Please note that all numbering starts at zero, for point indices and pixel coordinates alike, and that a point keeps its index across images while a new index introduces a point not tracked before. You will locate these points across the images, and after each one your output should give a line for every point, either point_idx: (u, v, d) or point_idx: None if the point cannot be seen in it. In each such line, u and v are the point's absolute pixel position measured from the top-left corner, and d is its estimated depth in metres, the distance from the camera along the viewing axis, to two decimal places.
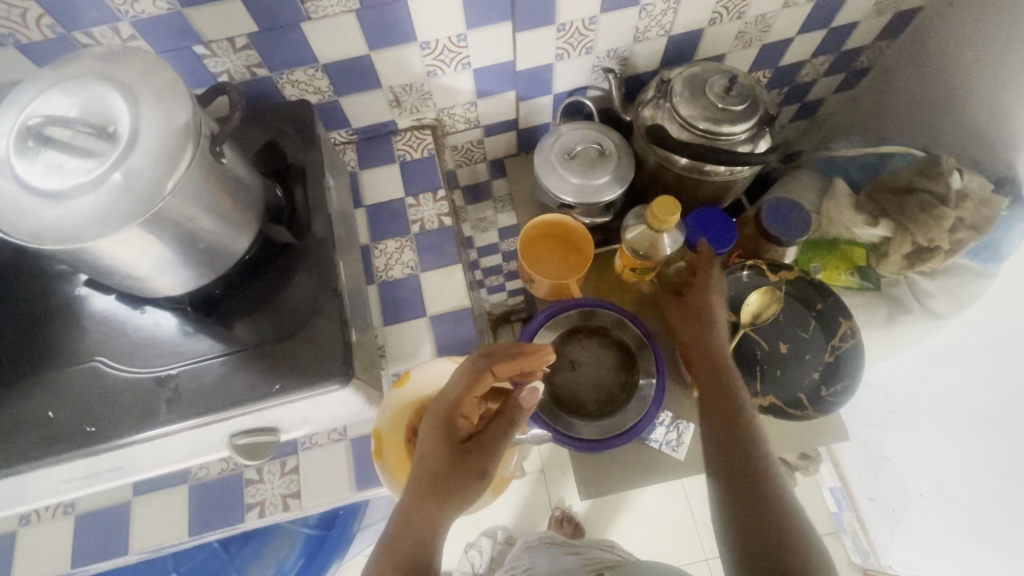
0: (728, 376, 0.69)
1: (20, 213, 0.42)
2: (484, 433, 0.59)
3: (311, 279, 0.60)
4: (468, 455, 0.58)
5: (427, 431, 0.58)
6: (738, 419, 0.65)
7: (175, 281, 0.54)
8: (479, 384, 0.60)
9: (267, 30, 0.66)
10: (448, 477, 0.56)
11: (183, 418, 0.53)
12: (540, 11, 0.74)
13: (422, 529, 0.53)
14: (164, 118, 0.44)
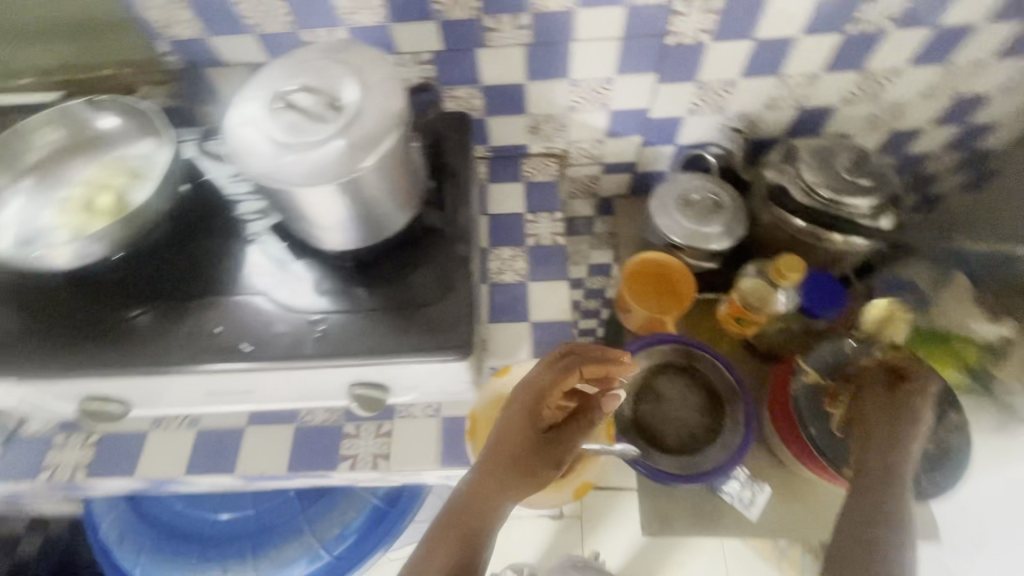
0: (903, 408, 0.64)
1: (256, 154, 0.52)
2: (564, 426, 0.64)
3: (449, 259, 0.67)
4: (548, 442, 0.63)
5: (510, 418, 0.62)
6: (889, 445, 0.62)
7: (343, 238, 0.62)
8: (568, 380, 0.62)
9: (449, 50, 0.77)
10: (526, 460, 0.61)
11: (322, 357, 0.61)
12: (684, 67, 0.81)
13: (486, 500, 0.59)
14: (380, 101, 0.54)
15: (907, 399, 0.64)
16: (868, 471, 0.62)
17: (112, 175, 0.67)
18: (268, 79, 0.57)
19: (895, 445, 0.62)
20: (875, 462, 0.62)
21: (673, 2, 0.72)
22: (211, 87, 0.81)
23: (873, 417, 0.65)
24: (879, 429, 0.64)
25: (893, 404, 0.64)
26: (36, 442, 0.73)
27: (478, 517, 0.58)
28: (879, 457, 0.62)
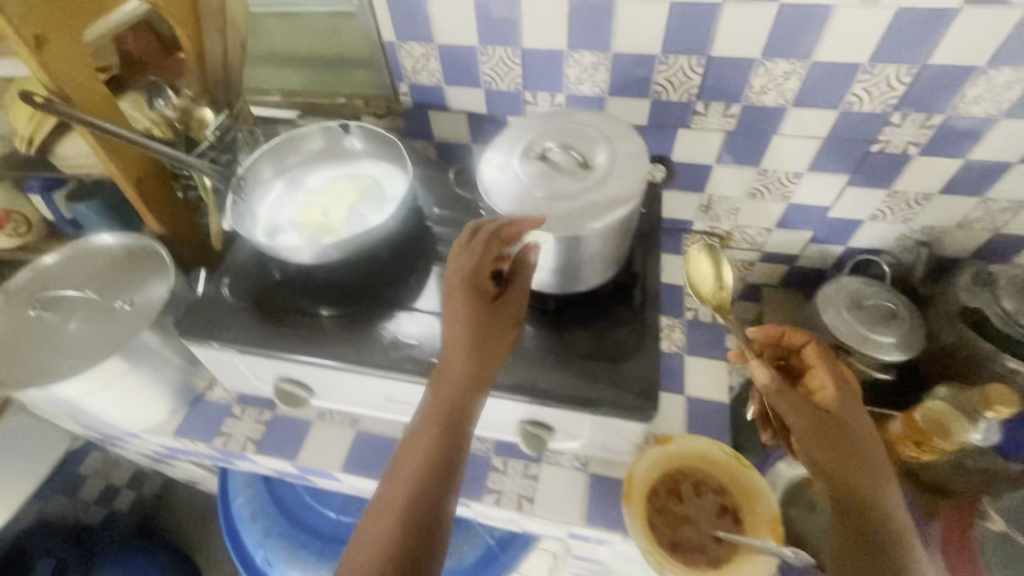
0: (848, 424, 0.59)
1: (505, 189, 0.58)
2: (518, 291, 0.59)
3: (636, 320, 0.68)
4: (497, 309, 0.57)
5: (455, 303, 0.56)
6: (869, 479, 0.57)
7: (547, 282, 0.66)
8: (489, 250, 0.56)
9: (653, 126, 0.82)
10: (479, 347, 0.55)
11: (506, 387, 0.64)
12: (882, 174, 0.81)
13: (466, 407, 0.54)
14: (629, 167, 0.59)
15: (853, 414, 0.60)
16: (865, 519, 0.56)
17: (356, 194, 0.76)
18: (523, 130, 0.64)
19: (887, 486, 0.57)
20: (871, 512, 0.56)
21: (893, 113, 0.73)
22: (427, 126, 0.91)
23: (843, 448, 0.58)
24: (867, 465, 0.57)
25: (851, 425, 0.59)
26: (218, 409, 0.82)
27: (448, 436, 0.53)
28: (867, 495, 0.56)
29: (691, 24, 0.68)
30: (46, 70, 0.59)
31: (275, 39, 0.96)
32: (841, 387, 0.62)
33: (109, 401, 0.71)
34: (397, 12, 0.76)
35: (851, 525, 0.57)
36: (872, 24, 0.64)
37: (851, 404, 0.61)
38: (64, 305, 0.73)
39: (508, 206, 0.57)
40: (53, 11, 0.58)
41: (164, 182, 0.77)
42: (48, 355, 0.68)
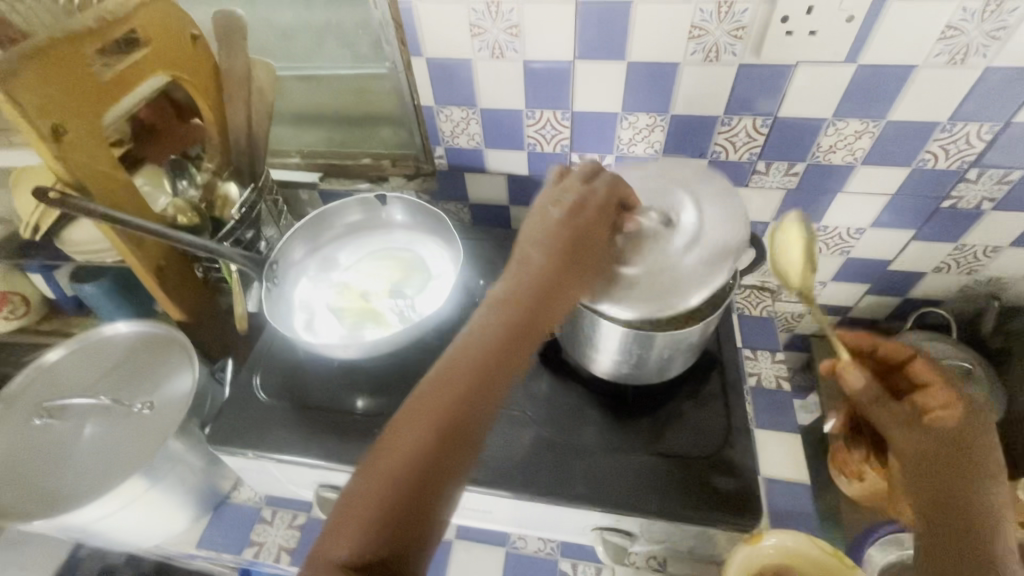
0: (942, 422, 0.48)
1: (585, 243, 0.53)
2: (620, 246, 0.52)
3: (719, 413, 0.64)
4: (598, 243, 0.50)
5: (547, 219, 0.50)
6: (966, 483, 0.46)
7: (625, 374, 0.62)
8: (587, 209, 0.51)
9: None
10: (562, 260, 0.47)
11: (585, 493, 0.58)
12: (951, 229, 0.76)
13: (551, 296, 0.46)
14: (718, 226, 0.55)
15: (959, 415, 0.48)
16: (960, 524, 0.45)
17: (400, 273, 0.71)
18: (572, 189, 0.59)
19: (990, 489, 0.45)
20: (958, 512, 0.45)
21: (969, 170, 0.68)
22: (462, 189, 0.86)
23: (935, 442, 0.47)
24: (951, 454, 0.47)
25: (961, 426, 0.48)
26: (246, 513, 0.74)
27: (496, 366, 0.42)
28: (955, 494, 0.46)
29: (759, 86, 0.64)
30: (65, 163, 0.53)
31: (294, 101, 0.88)
32: (932, 378, 0.51)
33: (127, 520, 0.63)
34: (437, 76, 0.71)
35: (930, 523, 0.46)
36: (956, 83, 0.60)
37: (941, 393, 0.50)
38: (74, 411, 0.65)
39: (609, 177, 0.54)
40: (69, 99, 0.53)
41: (185, 266, 0.70)
42: (62, 474, 0.61)
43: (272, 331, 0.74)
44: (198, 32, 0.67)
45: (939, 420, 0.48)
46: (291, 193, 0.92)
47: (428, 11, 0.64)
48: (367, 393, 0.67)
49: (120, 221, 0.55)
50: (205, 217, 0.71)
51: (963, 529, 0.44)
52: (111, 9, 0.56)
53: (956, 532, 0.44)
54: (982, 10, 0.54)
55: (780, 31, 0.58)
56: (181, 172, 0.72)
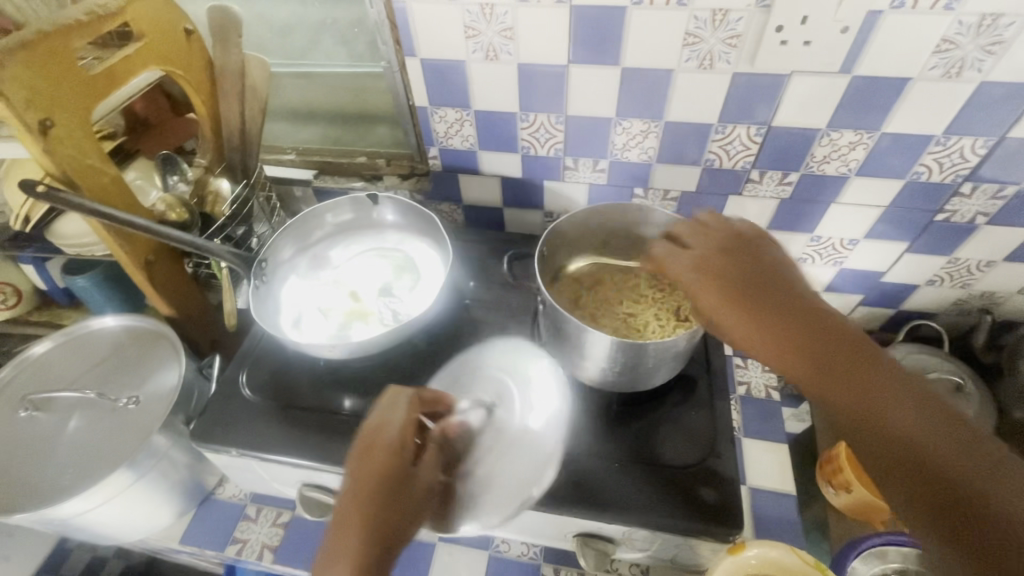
0: (825, 334, 0.40)
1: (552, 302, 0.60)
2: (423, 472, 0.49)
3: (703, 421, 0.63)
4: (411, 482, 0.47)
5: (372, 459, 0.47)
6: (900, 412, 0.36)
7: (612, 381, 0.61)
8: (405, 442, 0.49)
9: (701, 192, 0.77)
10: (380, 507, 0.44)
11: (568, 498, 0.58)
12: (944, 242, 0.76)
13: (405, 471, 0.47)
14: (534, 461, 0.56)
15: (790, 297, 0.43)
16: (922, 473, 0.34)
17: (391, 274, 0.71)
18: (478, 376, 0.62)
19: (959, 427, 0.35)
20: (917, 458, 0.34)
21: (963, 184, 0.68)
22: (456, 190, 0.85)
23: (825, 358, 0.39)
24: (916, 418, 0.35)
25: (769, 301, 0.43)
26: (230, 509, 0.74)
27: (386, 523, 0.44)
28: (908, 434, 0.35)
29: (754, 95, 0.64)
30: (53, 157, 0.53)
31: (293, 98, 0.89)
32: (748, 254, 0.46)
33: (110, 514, 0.63)
34: (430, 77, 0.70)
35: (895, 481, 0.35)
36: (951, 96, 0.59)
37: (769, 287, 0.44)
38: (59, 404, 0.65)
39: (403, 401, 0.51)
40: (58, 93, 0.52)
41: (174, 262, 0.70)
42: (44, 467, 0.61)
43: (261, 328, 0.74)
44: (192, 27, 0.67)
45: (813, 322, 0.41)
46: (285, 189, 0.92)
47: (422, 11, 0.63)
48: (353, 393, 0.67)
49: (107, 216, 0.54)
50: (196, 213, 0.69)
51: (949, 503, 0.32)
52: (103, 2, 0.56)
53: (930, 494, 0.33)
54: (978, 24, 0.53)
55: (775, 40, 0.58)
56: (171, 167, 0.70)
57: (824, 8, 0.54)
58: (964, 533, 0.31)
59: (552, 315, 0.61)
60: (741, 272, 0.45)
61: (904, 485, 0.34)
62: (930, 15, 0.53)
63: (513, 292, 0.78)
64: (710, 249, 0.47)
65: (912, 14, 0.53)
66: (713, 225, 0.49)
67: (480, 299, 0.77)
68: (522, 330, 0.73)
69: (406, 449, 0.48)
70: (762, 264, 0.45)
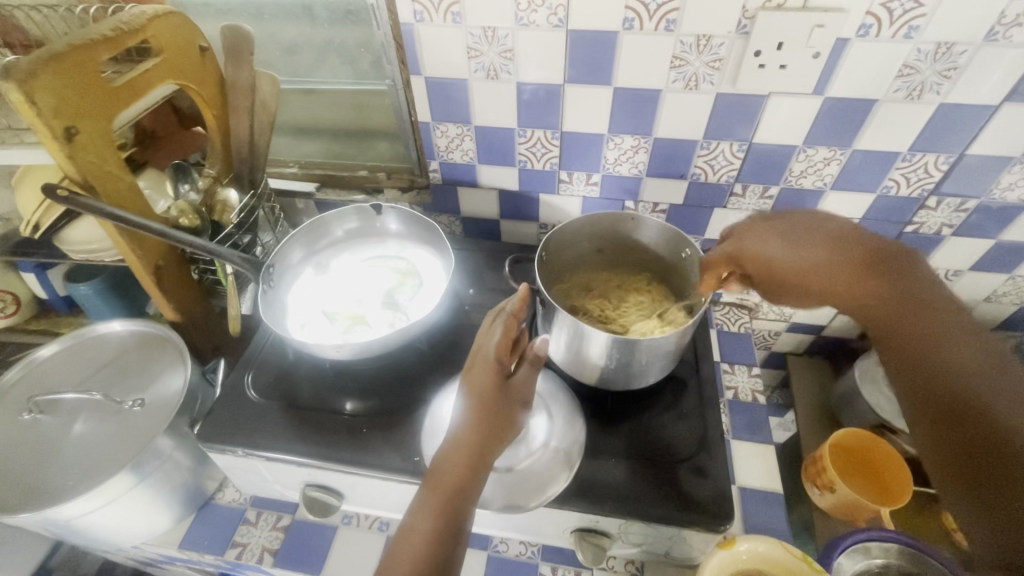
0: (921, 320, 0.50)
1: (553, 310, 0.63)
2: (517, 387, 0.52)
3: (692, 422, 0.66)
4: (506, 393, 0.51)
5: (476, 375, 0.52)
6: (983, 381, 0.44)
7: (602, 380, 0.65)
8: (481, 364, 0.52)
9: (689, 206, 0.81)
10: (484, 422, 0.49)
11: (565, 493, 0.59)
12: (914, 253, 0.81)
13: (483, 393, 0.50)
14: (546, 470, 0.58)
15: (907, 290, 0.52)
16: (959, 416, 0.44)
17: (395, 278, 0.74)
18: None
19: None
20: (969, 402, 0.44)
21: (928, 198, 0.73)
22: (455, 202, 0.89)
23: (916, 332, 0.50)
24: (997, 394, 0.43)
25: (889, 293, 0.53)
26: (230, 514, 0.74)
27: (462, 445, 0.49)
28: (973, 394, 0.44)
29: (735, 114, 0.69)
30: (73, 162, 0.55)
31: (297, 114, 0.91)
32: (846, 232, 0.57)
33: (111, 517, 0.64)
34: (434, 94, 0.74)
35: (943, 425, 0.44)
36: (914, 116, 0.65)
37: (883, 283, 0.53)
38: (66, 406, 0.66)
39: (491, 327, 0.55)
40: (83, 102, 0.55)
41: (183, 267, 0.72)
42: (48, 468, 0.61)
43: (264, 333, 0.76)
44: (207, 45, 0.70)
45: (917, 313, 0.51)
46: (287, 202, 0.95)
47: (428, 33, 0.68)
48: (356, 395, 0.69)
49: (125, 219, 0.57)
50: (207, 219, 0.71)
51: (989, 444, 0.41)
52: (127, 19, 0.60)
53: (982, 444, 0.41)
54: (934, 51, 0.59)
55: (753, 63, 0.63)
56: (183, 175, 0.74)
57: (797, 35, 0.59)
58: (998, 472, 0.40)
59: (550, 316, 0.64)
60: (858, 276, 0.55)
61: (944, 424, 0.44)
62: (892, 44, 0.59)
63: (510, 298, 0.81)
64: (810, 231, 0.58)
65: (876, 43, 0.59)
66: (787, 223, 0.60)
67: (478, 305, 0.80)
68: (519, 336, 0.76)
69: (483, 372, 0.52)
70: (910, 283, 0.53)
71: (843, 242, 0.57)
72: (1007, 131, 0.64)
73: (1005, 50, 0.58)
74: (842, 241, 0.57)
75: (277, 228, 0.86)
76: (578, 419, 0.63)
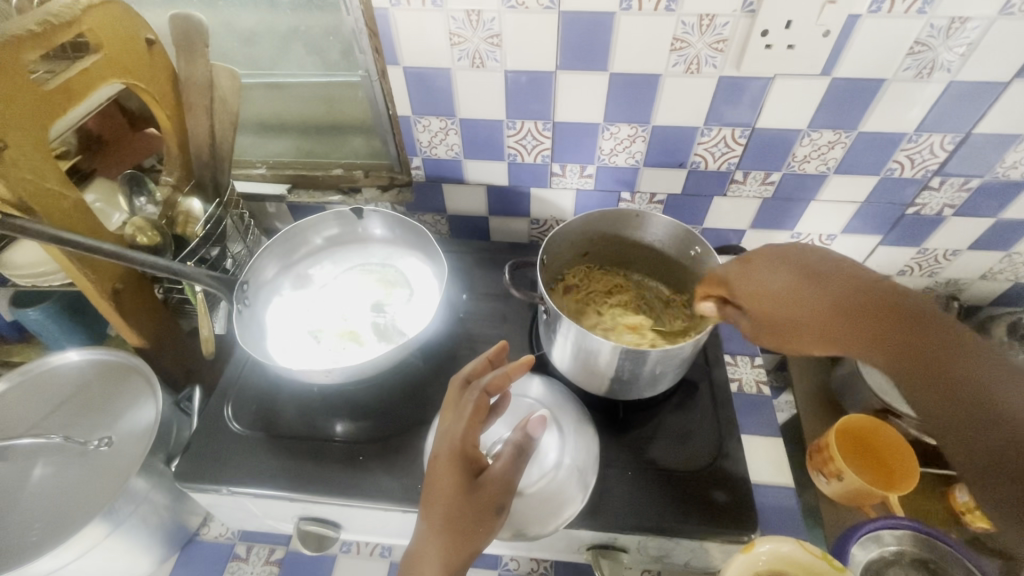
0: (960, 350, 0.44)
1: (556, 316, 0.59)
2: (496, 477, 0.46)
3: (704, 427, 0.64)
4: (484, 486, 0.45)
5: (440, 475, 0.46)
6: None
7: (609, 387, 0.61)
8: (451, 452, 0.46)
9: (688, 195, 0.78)
10: (457, 520, 0.44)
11: (581, 512, 0.56)
12: (913, 235, 0.79)
13: (454, 489, 0.45)
14: (558, 491, 0.55)
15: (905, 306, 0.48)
16: (984, 413, 0.41)
17: (382, 289, 0.69)
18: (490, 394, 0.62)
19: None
20: (1015, 438, 0.39)
21: (932, 178, 0.71)
22: (440, 200, 0.83)
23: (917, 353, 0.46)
24: None
25: (893, 326, 0.47)
26: (218, 550, 0.69)
27: (432, 544, 0.43)
28: (999, 404, 0.41)
29: (738, 98, 0.65)
30: (6, 181, 0.48)
31: (260, 109, 0.83)
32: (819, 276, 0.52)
33: (83, 569, 0.57)
34: (414, 85, 0.68)
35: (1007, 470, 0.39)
36: (922, 95, 0.62)
37: (868, 296, 0.49)
38: (19, 451, 0.59)
39: (461, 403, 0.50)
40: (10, 112, 0.48)
41: (142, 289, 0.65)
42: (5, 522, 0.54)
43: (242, 354, 0.70)
44: (154, 38, 0.63)
45: (932, 337, 0.46)
46: (257, 205, 0.88)
47: (404, 19, 0.62)
48: (347, 417, 0.64)
49: (72, 242, 0.50)
50: (168, 235, 0.64)
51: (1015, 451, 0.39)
52: (56, 10, 0.51)
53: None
54: (947, 27, 0.56)
55: (759, 44, 0.59)
56: (138, 188, 0.68)
57: (807, 12, 0.56)
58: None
59: (553, 323, 0.60)
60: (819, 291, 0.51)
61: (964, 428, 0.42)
62: (904, 19, 0.55)
63: (506, 303, 0.76)
64: (788, 275, 0.54)
65: (888, 19, 0.56)
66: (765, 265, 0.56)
67: (472, 312, 0.75)
68: (519, 343, 0.72)
69: (454, 464, 0.46)
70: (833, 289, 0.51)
71: (897, 308, 0.48)
72: (1014, 108, 0.62)
73: (1020, 23, 0.55)
74: (811, 271, 0.53)
75: (248, 236, 0.79)
76: (588, 430, 0.60)
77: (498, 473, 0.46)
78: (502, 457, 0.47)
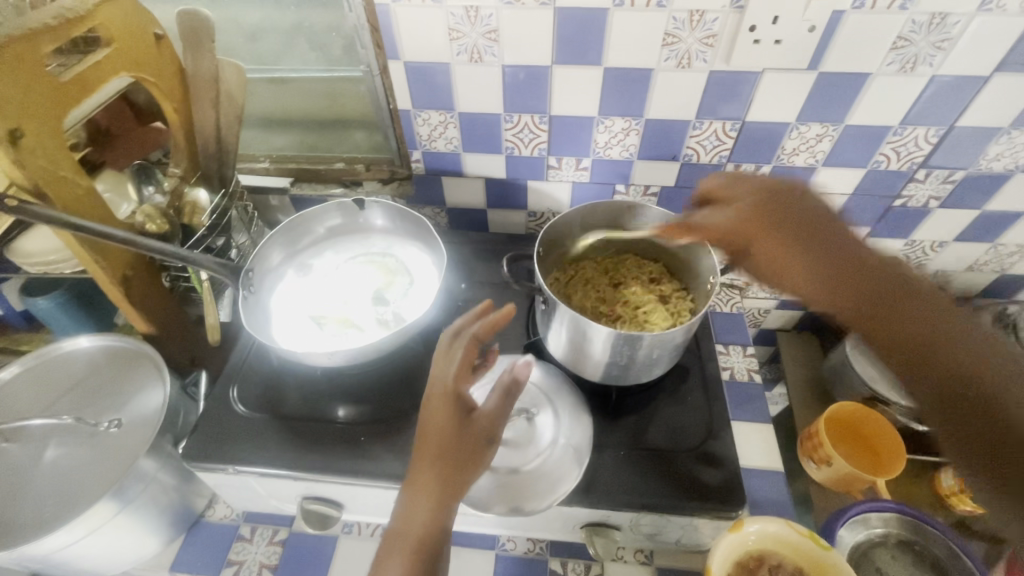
0: (900, 296, 0.46)
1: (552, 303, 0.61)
2: (488, 416, 0.48)
3: (695, 411, 0.66)
4: (475, 424, 0.48)
5: (435, 414, 0.47)
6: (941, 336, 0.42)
7: (603, 373, 0.63)
8: (444, 395, 0.48)
9: (681, 187, 0.80)
10: (454, 453, 0.46)
11: (575, 490, 0.58)
12: (901, 226, 0.81)
13: (449, 428, 0.47)
14: (553, 469, 0.57)
15: (869, 266, 0.49)
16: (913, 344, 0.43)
17: (383, 277, 0.71)
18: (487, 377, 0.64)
19: (970, 339, 0.42)
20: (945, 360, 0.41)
21: (917, 171, 0.73)
22: (439, 192, 0.85)
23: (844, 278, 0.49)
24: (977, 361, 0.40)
25: (851, 272, 0.49)
26: (222, 531, 0.71)
27: (431, 478, 0.45)
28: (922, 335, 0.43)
29: (729, 92, 0.67)
30: (23, 168, 0.50)
31: (265, 105, 0.86)
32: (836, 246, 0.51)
33: (93, 547, 0.59)
34: (414, 80, 0.70)
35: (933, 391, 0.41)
36: (905, 89, 0.64)
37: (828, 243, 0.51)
38: (31, 432, 0.61)
39: (452, 348, 0.50)
40: (28, 101, 0.50)
41: (152, 276, 0.67)
42: (18, 499, 0.56)
43: (248, 341, 0.72)
44: (162, 33, 0.64)
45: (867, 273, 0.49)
46: (261, 198, 0.90)
47: (405, 15, 0.64)
48: (348, 401, 0.66)
49: (80, 227, 0.51)
50: (176, 223, 0.67)
51: (962, 396, 0.39)
52: (70, 6, 0.53)
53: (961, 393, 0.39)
54: (928, 22, 0.58)
55: (748, 39, 0.61)
56: (146, 177, 0.70)
57: (794, 9, 0.58)
58: (983, 431, 0.37)
59: (549, 310, 0.63)
60: (803, 227, 0.53)
61: (915, 365, 0.42)
62: (887, 15, 0.58)
63: (504, 292, 0.79)
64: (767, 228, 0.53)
65: (872, 14, 0.58)
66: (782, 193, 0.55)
67: (471, 300, 0.77)
68: (517, 330, 0.74)
69: (447, 405, 0.47)
70: (835, 238, 0.52)
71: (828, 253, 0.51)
72: (996, 101, 0.64)
73: (999, 19, 0.57)
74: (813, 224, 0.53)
75: (252, 227, 0.81)
76: (583, 412, 0.62)
77: (490, 412, 0.49)
78: (491, 397, 0.49)
